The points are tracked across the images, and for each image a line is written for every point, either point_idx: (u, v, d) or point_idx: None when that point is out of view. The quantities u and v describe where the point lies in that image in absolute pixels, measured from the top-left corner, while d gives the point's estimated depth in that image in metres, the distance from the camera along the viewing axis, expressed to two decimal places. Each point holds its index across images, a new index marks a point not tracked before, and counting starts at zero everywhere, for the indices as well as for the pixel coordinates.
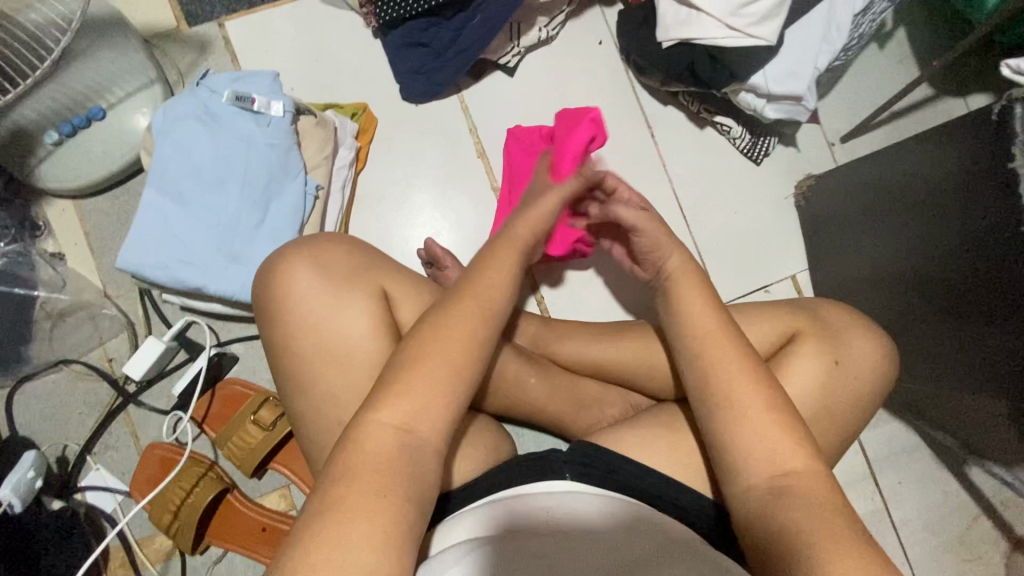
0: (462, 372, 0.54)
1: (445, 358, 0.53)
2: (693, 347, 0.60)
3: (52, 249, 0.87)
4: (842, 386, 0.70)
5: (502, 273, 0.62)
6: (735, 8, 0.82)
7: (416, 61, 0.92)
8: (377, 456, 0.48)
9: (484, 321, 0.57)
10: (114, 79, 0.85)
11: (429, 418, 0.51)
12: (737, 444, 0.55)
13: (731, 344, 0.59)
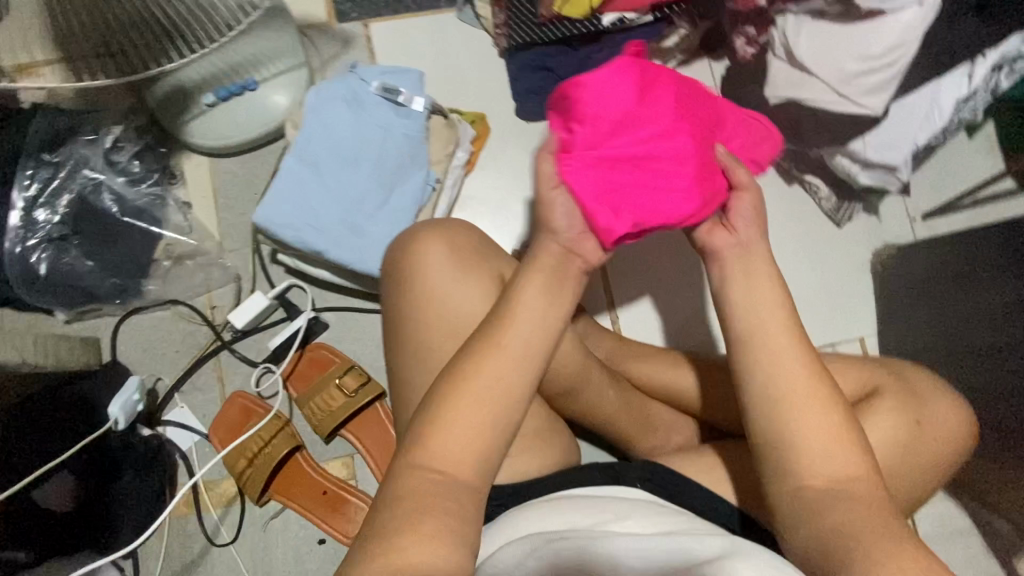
0: (506, 399, 0.55)
1: (489, 385, 0.55)
2: (752, 348, 0.58)
3: (183, 198, 0.94)
4: (922, 444, 0.72)
5: (537, 309, 0.58)
6: (847, 78, 0.88)
7: (535, 82, 0.99)
8: (425, 483, 0.52)
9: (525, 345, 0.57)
10: (269, 56, 0.93)
11: (470, 445, 0.54)
12: (796, 457, 0.54)
13: (793, 355, 0.57)
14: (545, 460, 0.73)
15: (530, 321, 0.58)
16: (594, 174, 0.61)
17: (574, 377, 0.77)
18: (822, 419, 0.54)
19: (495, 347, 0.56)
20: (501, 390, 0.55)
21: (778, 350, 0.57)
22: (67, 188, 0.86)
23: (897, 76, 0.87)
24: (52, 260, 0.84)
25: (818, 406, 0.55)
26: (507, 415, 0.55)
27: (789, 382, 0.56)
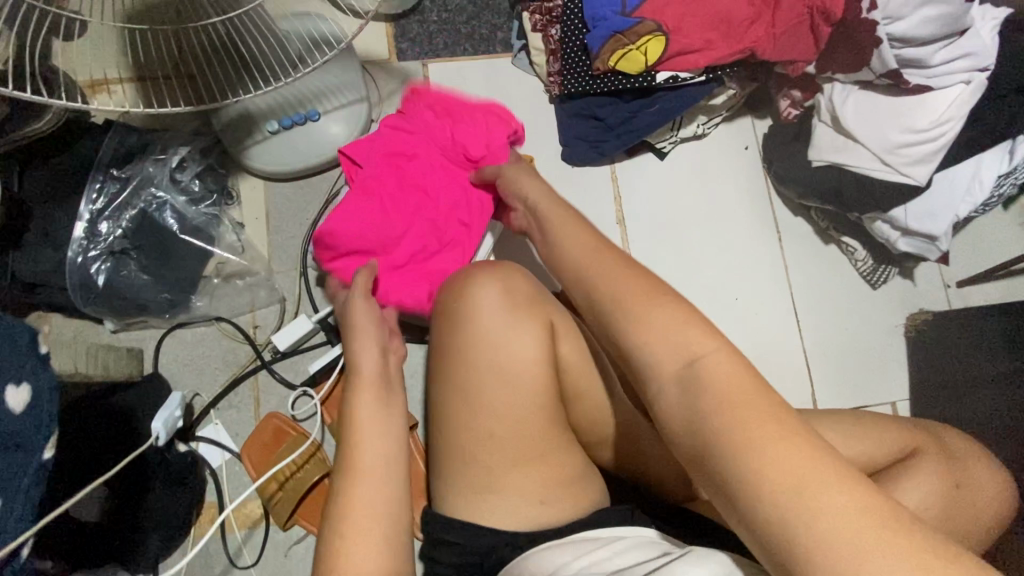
0: (384, 470, 0.58)
1: (368, 472, 0.57)
2: (619, 304, 0.55)
3: (237, 218, 0.97)
4: (962, 510, 0.71)
5: (373, 405, 0.62)
6: (891, 147, 0.90)
7: (583, 130, 1.03)
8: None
9: (381, 404, 0.62)
10: (334, 90, 0.96)
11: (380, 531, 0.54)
12: (668, 406, 0.51)
13: (652, 306, 0.54)
14: (580, 503, 0.73)
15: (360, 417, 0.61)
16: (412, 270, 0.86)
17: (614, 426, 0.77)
18: (678, 322, 0.52)
19: (354, 470, 0.57)
20: (385, 495, 0.56)
21: (643, 304, 0.54)
22: (132, 204, 0.88)
23: (942, 149, 0.89)
24: (110, 273, 0.86)
25: (699, 337, 0.51)
26: (387, 480, 0.57)
27: (673, 331, 0.52)
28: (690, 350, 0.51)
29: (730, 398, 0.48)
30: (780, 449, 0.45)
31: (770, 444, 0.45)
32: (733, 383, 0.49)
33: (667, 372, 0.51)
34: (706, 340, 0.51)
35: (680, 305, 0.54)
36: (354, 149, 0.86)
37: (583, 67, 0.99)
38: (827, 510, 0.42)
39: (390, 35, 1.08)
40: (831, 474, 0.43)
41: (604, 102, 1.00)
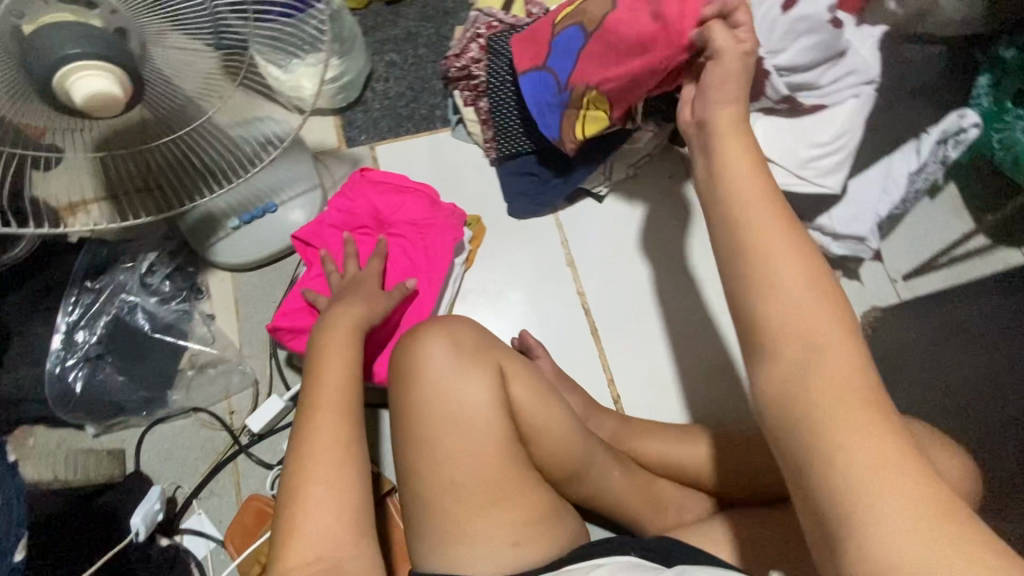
0: (340, 478, 0.63)
1: (322, 479, 0.62)
2: (745, 251, 0.50)
3: (207, 310, 1.03)
4: None
5: (330, 422, 0.66)
6: (804, 162, 0.96)
7: (524, 185, 1.12)
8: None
9: (343, 418, 0.67)
10: (288, 182, 1.05)
11: (326, 536, 0.60)
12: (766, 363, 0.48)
13: (786, 263, 0.48)
14: (551, 544, 0.74)
15: (320, 455, 0.64)
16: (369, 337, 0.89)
17: (578, 461, 0.79)
18: (807, 285, 0.48)
19: (304, 478, 0.62)
20: (338, 505, 0.62)
21: (767, 246, 0.49)
22: (105, 311, 0.94)
23: (848, 158, 0.96)
24: (87, 378, 0.91)
25: (819, 303, 0.47)
26: (347, 487, 0.63)
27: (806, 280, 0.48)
28: (807, 319, 0.47)
29: (833, 373, 0.46)
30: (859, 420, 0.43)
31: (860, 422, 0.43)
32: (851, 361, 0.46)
33: (779, 330, 0.48)
34: (825, 309, 0.47)
35: (812, 263, 0.49)
36: (307, 234, 0.92)
37: (511, 131, 1.09)
38: (888, 511, 0.41)
39: (339, 126, 1.19)
40: (913, 483, 0.41)
41: (535, 159, 1.11)
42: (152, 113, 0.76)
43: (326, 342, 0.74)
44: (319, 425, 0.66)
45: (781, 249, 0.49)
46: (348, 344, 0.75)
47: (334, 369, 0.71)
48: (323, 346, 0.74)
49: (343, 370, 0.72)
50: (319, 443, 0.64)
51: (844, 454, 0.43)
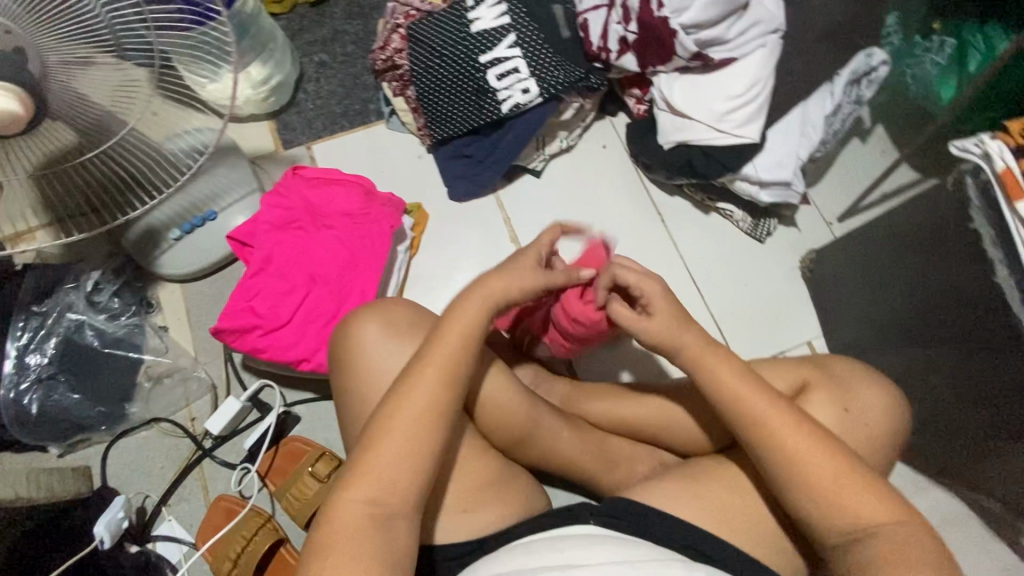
0: (419, 449, 0.63)
1: (402, 442, 0.63)
2: (764, 441, 0.65)
3: (160, 323, 1.04)
4: (852, 434, 0.75)
5: (428, 390, 0.65)
6: (721, 115, 0.99)
7: (460, 168, 1.13)
8: (345, 526, 0.59)
9: (446, 391, 0.66)
10: (225, 189, 1.06)
11: (383, 493, 0.61)
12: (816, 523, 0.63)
13: (800, 444, 0.64)
14: (501, 509, 0.77)
15: (401, 431, 0.63)
16: (315, 327, 0.91)
17: (524, 425, 0.82)
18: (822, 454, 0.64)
19: (383, 435, 0.63)
20: (408, 467, 0.62)
21: (780, 432, 0.65)
22: (54, 332, 0.95)
23: (762, 108, 0.98)
24: (42, 400, 0.93)
25: (835, 469, 0.63)
26: (423, 459, 0.63)
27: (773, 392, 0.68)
28: (830, 487, 0.62)
29: (830, 486, 0.62)
30: (871, 506, 0.62)
31: (871, 511, 0.62)
32: (835, 456, 0.64)
33: (811, 500, 0.63)
34: (844, 479, 0.62)
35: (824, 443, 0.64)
36: (242, 233, 0.93)
37: (442, 115, 1.08)
38: None
39: (274, 130, 1.20)
40: None
41: (468, 140, 1.11)
42: (76, 134, 0.76)
43: (451, 314, 0.71)
44: (408, 395, 0.65)
45: (789, 431, 0.65)
46: (475, 324, 0.70)
47: (443, 346, 0.68)
48: (449, 319, 0.70)
49: (458, 341, 0.68)
50: (404, 417, 0.64)
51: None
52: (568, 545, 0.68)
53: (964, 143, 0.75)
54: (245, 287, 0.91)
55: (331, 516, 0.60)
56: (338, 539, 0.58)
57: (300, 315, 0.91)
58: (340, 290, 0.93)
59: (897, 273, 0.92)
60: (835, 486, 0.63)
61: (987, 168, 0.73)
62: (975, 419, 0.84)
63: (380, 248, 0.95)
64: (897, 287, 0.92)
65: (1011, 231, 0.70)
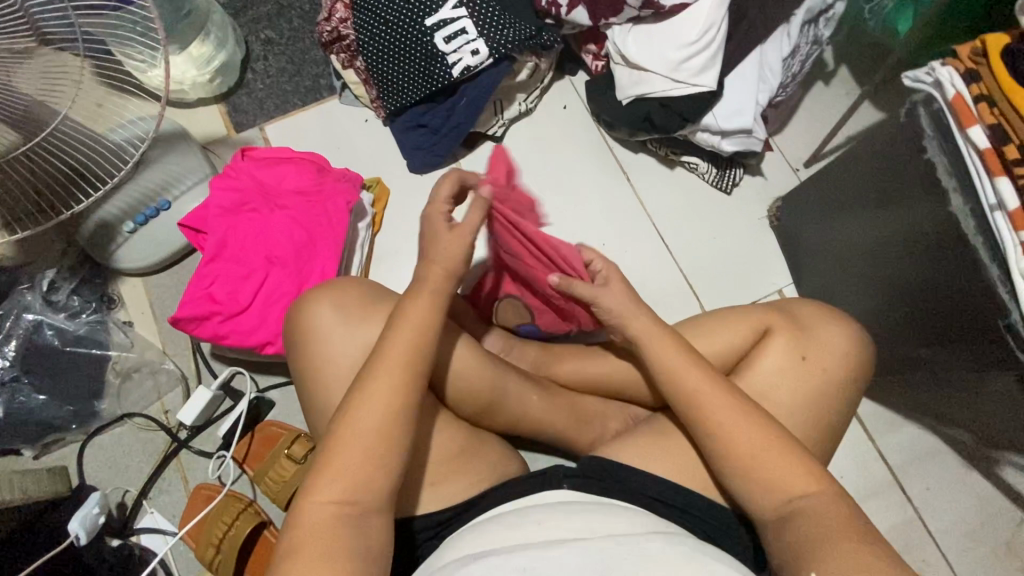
0: (384, 440, 0.61)
1: (368, 435, 0.60)
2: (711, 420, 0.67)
3: (123, 318, 1.03)
4: (813, 377, 0.75)
5: (390, 380, 0.63)
6: (676, 65, 0.96)
7: (417, 139, 1.10)
8: (315, 527, 0.57)
9: (410, 379, 0.63)
10: (177, 177, 1.03)
11: (351, 487, 0.59)
12: (756, 502, 0.64)
13: (741, 420, 0.66)
14: (473, 476, 0.78)
15: (364, 429, 0.60)
16: (278, 308, 0.91)
17: (490, 391, 0.83)
18: (761, 432, 0.65)
19: (346, 431, 0.61)
20: (372, 457, 0.60)
21: (723, 410, 0.67)
22: (13, 334, 0.94)
23: (717, 53, 0.95)
24: (8, 403, 0.92)
25: (773, 444, 0.65)
26: (391, 451, 0.61)
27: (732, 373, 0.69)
28: (768, 463, 0.64)
29: (768, 462, 0.64)
30: (795, 480, 0.63)
31: (799, 485, 0.63)
32: (772, 437, 0.65)
33: (751, 476, 0.64)
34: (781, 455, 0.64)
35: (765, 421, 0.66)
36: (193, 220, 0.92)
37: (393, 85, 1.06)
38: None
39: (225, 112, 1.17)
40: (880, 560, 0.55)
41: (423, 109, 1.08)
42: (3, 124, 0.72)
43: (403, 309, 0.67)
44: (367, 394, 0.62)
45: (731, 414, 0.66)
46: (430, 317, 0.67)
47: (406, 340, 0.65)
48: (401, 314, 0.67)
49: (421, 331, 0.66)
50: (364, 416, 0.61)
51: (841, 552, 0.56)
52: (543, 516, 0.65)
53: (916, 74, 0.75)
54: (201, 275, 0.91)
55: (296, 525, 0.57)
56: (304, 547, 0.56)
57: (263, 297, 0.92)
58: (301, 269, 0.93)
59: (856, 215, 0.92)
60: (767, 463, 0.64)
61: (939, 97, 0.73)
62: (937, 354, 0.85)
63: (338, 224, 0.95)
64: (859, 230, 0.92)
65: (966, 158, 0.70)
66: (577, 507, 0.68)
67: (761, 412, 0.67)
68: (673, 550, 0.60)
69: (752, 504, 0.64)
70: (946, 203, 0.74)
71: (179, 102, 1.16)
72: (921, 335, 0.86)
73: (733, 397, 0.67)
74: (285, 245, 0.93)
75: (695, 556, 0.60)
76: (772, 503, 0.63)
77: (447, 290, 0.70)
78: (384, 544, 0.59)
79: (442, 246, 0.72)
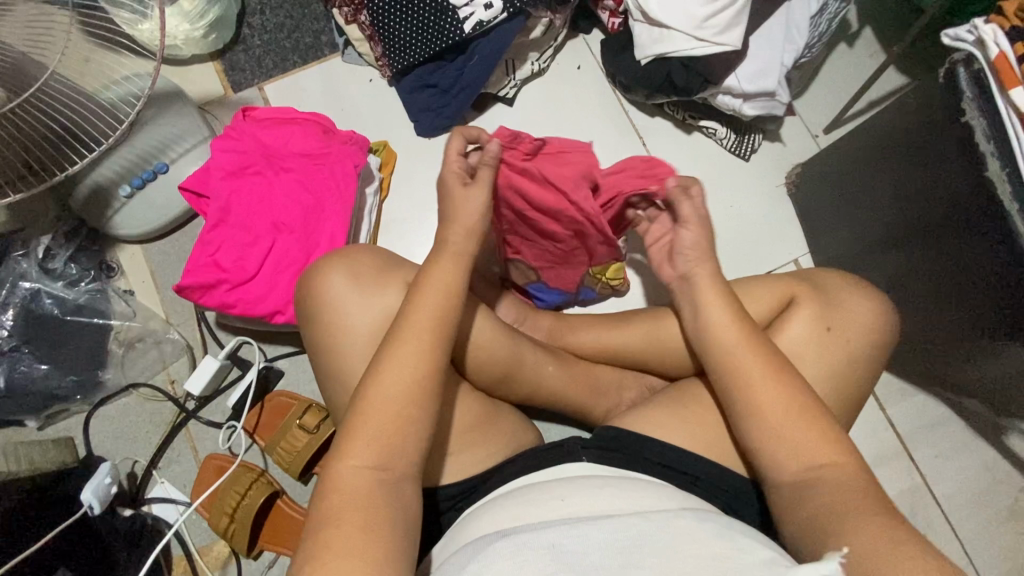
0: (410, 407, 0.59)
1: (394, 402, 0.58)
2: (739, 389, 0.66)
3: (124, 287, 1.00)
4: (837, 348, 0.74)
5: (412, 346, 0.61)
6: (700, 22, 0.91)
7: (426, 100, 1.05)
8: (350, 495, 0.55)
9: (432, 346, 0.62)
10: (174, 138, 0.98)
11: (384, 455, 0.57)
12: (784, 474, 0.63)
13: (771, 390, 0.64)
14: (492, 448, 0.77)
15: (395, 392, 0.59)
16: (286, 276, 0.89)
17: (507, 361, 0.82)
18: (792, 400, 0.64)
19: (371, 398, 0.59)
20: (401, 424, 0.58)
21: (753, 379, 0.65)
22: (9, 303, 0.91)
23: (743, 10, 0.91)
24: (9, 373, 0.89)
25: (799, 413, 0.63)
26: (420, 416, 0.59)
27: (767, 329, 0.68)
28: (797, 432, 0.63)
29: (796, 430, 0.63)
30: (815, 446, 0.62)
31: (822, 450, 0.62)
32: (795, 398, 0.64)
33: (783, 445, 0.63)
34: (811, 425, 0.63)
35: (796, 391, 0.64)
36: (195, 183, 0.88)
37: (400, 42, 1.00)
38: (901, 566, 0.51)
39: (221, 71, 1.11)
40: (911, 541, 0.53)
41: (433, 68, 1.03)
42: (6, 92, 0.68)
43: (427, 272, 0.66)
44: (394, 358, 0.60)
45: (760, 384, 0.65)
46: (453, 282, 0.66)
47: (425, 305, 0.63)
48: (423, 279, 0.66)
49: (443, 296, 0.64)
50: (393, 380, 0.59)
51: (865, 526, 0.55)
52: (568, 492, 0.64)
53: (958, 31, 0.71)
54: (207, 241, 0.87)
55: (332, 493, 0.55)
56: (340, 518, 0.53)
57: (270, 264, 0.88)
58: (308, 235, 0.90)
59: (883, 181, 0.89)
60: (786, 423, 0.63)
61: (980, 56, 0.69)
62: (961, 326, 0.84)
63: (347, 187, 0.90)
64: (884, 196, 0.90)
65: (1004, 120, 0.67)
66: (600, 481, 0.67)
67: (788, 372, 0.66)
68: (701, 526, 0.59)
69: (769, 466, 0.64)
70: (982, 169, 0.71)
71: (172, 58, 1.09)
72: (941, 303, 0.86)
73: (764, 365, 0.66)
74: (292, 210, 0.90)
75: (724, 532, 0.59)
76: (790, 467, 0.62)
77: (471, 257, 0.70)
78: (419, 513, 0.57)
79: (460, 204, 0.71)
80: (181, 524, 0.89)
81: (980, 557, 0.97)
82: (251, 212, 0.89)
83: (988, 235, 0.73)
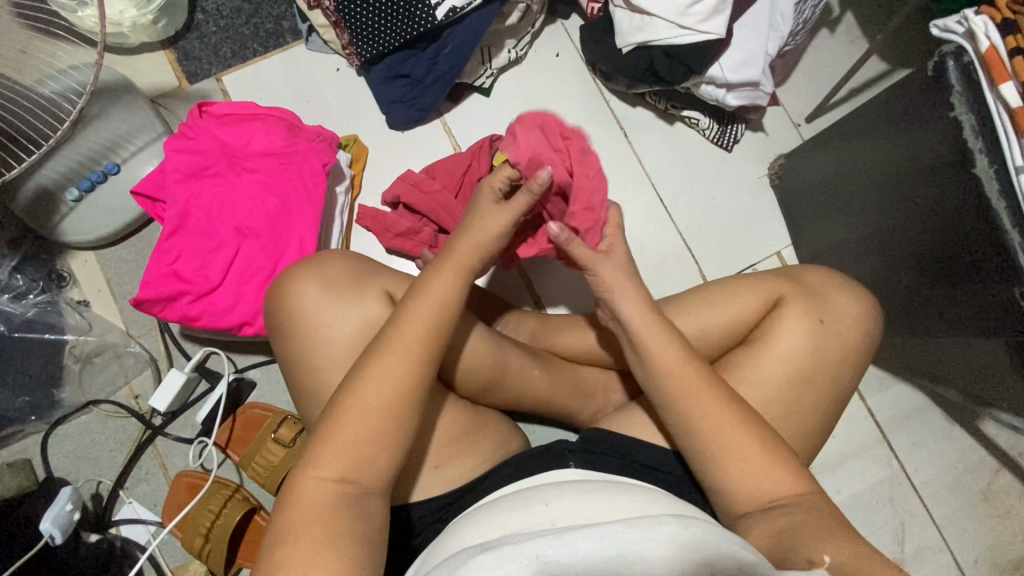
0: (389, 424, 0.55)
1: (372, 419, 0.55)
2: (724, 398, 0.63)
3: (78, 297, 0.93)
4: (828, 343, 0.73)
5: (393, 365, 0.57)
6: (683, 9, 0.88)
7: (398, 92, 0.99)
8: (311, 509, 0.52)
9: (417, 366, 0.57)
10: (124, 135, 0.91)
11: (352, 468, 0.54)
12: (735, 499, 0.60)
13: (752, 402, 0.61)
14: (480, 457, 0.75)
15: (372, 407, 0.55)
16: (251, 285, 0.83)
17: (492, 367, 0.79)
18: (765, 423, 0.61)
19: (348, 415, 0.55)
20: (377, 442, 0.55)
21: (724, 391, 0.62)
22: None
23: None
24: None
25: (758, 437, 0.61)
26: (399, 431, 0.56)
27: None
28: (748, 459, 0.60)
29: (747, 455, 0.60)
30: (769, 474, 0.60)
31: (774, 484, 0.59)
32: None
33: (746, 467, 0.60)
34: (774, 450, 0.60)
35: None
36: (148, 185, 0.83)
37: (367, 28, 0.93)
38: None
39: (174, 61, 1.03)
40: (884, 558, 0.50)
41: (404, 56, 0.97)
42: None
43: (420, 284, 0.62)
44: (379, 370, 0.57)
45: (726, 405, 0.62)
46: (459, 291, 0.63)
47: (417, 319, 0.59)
48: (428, 283, 0.62)
49: (437, 316, 0.60)
50: (374, 386, 0.56)
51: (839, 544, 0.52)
52: (552, 497, 0.62)
53: (947, 22, 0.69)
54: (166, 247, 0.82)
55: (293, 503, 0.52)
56: (300, 531, 0.50)
57: (236, 271, 0.83)
58: (274, 239, 0.85)
59: (868, 173, 0.88)
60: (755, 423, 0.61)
61: (971, 50, 0.67)
62: (944, 319, 0.83)
63: (317, 186, 0.85)
64: (869, 184, 0.88)
65: (993, 116, 0.65)
66: (581, 488, 0.63)
67: None
68: (685, 534, 0.51)
69: (720, 484, 0.61)
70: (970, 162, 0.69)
71: (118, 46, 1.01)
72: (927, 294, 0.84)
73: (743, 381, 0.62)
74: (256, 213, 0.84)
75: (707, 536, 0.51)
76: (772, 471, 0.60)
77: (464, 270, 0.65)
78: (381, 531, 0.54)
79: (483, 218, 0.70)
80: (154, 546, 0.85)
81: (955, 540, 1.00)
82: (213, 216, 0.84)
83: (975, 230, 0.72)
